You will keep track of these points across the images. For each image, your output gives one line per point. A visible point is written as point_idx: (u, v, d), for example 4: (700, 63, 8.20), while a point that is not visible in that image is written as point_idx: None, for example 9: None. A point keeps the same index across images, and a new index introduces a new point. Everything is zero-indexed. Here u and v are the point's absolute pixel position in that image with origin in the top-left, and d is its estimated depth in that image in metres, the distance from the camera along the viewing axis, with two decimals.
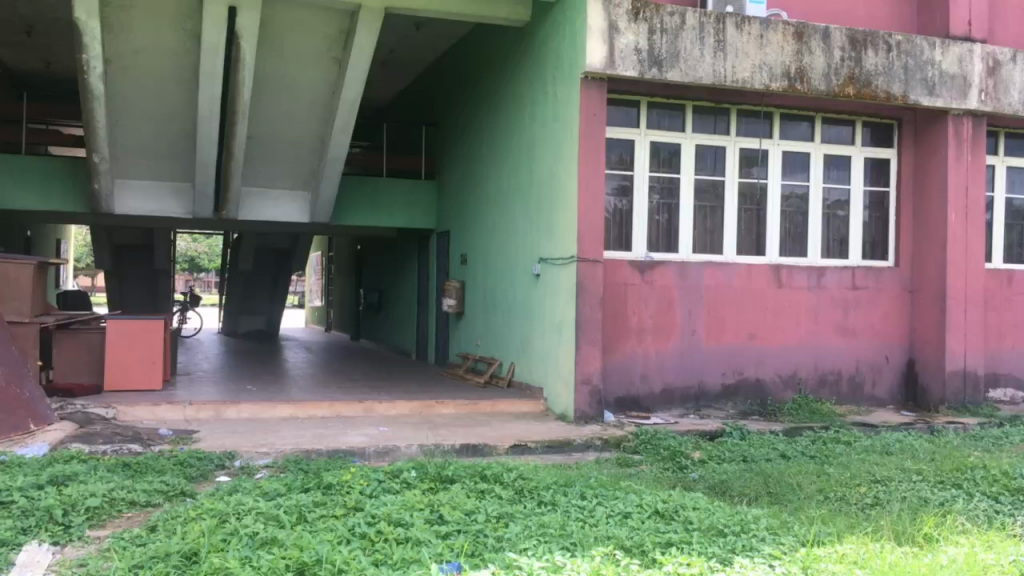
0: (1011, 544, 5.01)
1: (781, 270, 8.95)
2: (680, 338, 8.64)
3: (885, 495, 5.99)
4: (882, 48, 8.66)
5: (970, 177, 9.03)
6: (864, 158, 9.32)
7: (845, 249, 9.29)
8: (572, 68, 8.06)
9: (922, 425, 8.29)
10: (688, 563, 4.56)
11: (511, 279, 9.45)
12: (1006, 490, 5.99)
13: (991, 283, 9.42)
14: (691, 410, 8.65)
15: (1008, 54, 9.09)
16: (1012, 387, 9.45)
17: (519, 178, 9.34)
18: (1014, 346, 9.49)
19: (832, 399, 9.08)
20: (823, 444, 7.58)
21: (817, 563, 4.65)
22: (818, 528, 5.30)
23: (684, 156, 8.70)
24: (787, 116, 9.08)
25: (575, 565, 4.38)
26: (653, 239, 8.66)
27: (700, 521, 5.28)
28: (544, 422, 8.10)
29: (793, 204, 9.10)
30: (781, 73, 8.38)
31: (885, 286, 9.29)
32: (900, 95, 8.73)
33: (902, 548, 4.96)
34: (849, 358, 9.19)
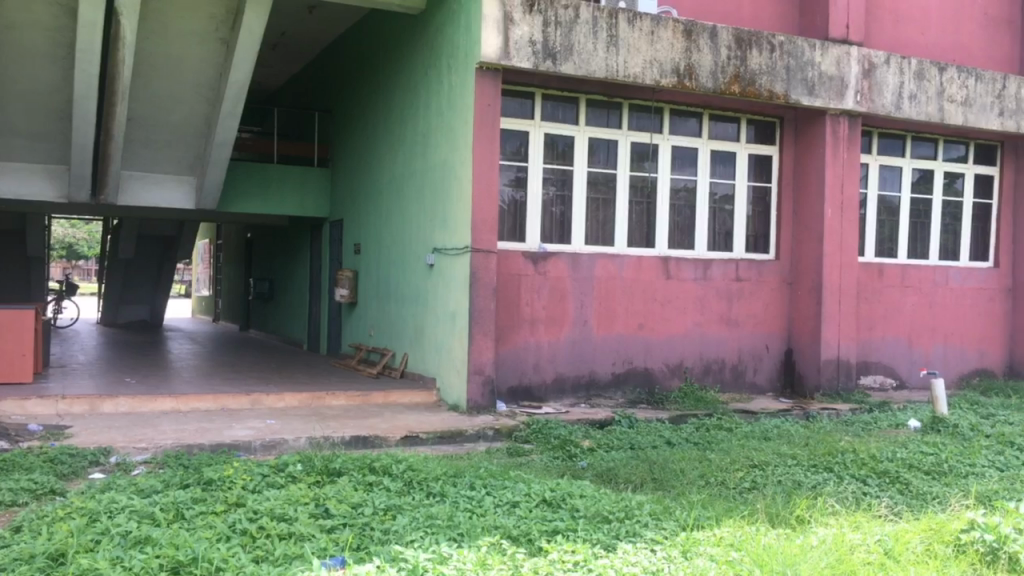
0: (876, 524, 5.32)
1: (669, 261, 9.18)
2: (572, 328, 8.76)
3: (762, 480, 6.24)
4: (765, 48, 8.96)
5: (845, 173, 9.47)
6: (749, 154, 9.62)
7: (729, 242, 9.59)
8: (467, 58, 8.03)
9: (799, 411, 8.66)
10: (573, 550, 4.65)
11: (405, 268, 9.37)
12: (873, 472, 6.32)
13: (864, 276, 9.91)
14: (582, 398, 8.79)
15: (882, 57, 9.54)
16: (881, 374, 10.01)
17: (413, 168, 9.26)
18: (883, 336, 10.03)
19: (715, 386, 9.39)
20: (707, 431, 7.83)
21: (696, 547, 4.83)
22: (699, 512, 5.49)
23: (577, 148, 8.80)
24: (677, 111, 9.29)
25: (461, 556, 4.41)
26: (546, 231, 8.73)
27: (587, 509, 5.38)
28: (436, 412, 8.08)
29: (681, 198, 9.33)
30: (671, 69, 8.57)
31: (766, 277, 9.64)
32: (782, 94, 9.05)
33: (775, 530, 5.18)
34: (732, 348, 9.51)
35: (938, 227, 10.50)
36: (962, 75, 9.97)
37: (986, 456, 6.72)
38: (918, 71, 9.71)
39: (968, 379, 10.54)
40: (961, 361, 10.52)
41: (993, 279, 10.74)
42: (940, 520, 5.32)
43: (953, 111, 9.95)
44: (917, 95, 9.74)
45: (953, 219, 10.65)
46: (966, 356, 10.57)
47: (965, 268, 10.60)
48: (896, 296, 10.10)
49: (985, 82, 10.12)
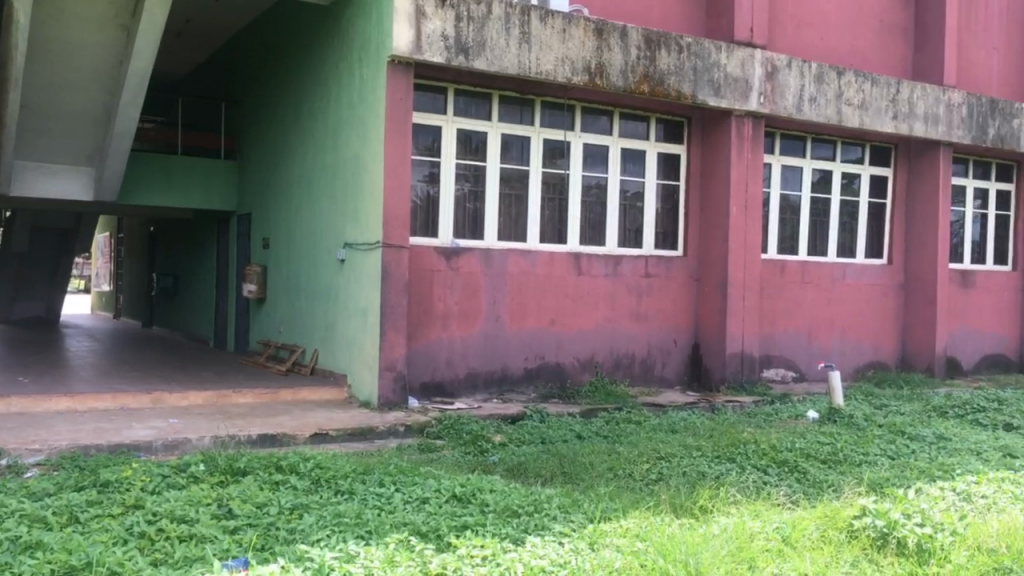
0: (775, 512, 5.51)
1: (580, 258, 9.29)
2: (485, 323, 8.78)
3: (668, 471, 6.38)
4: (673, 49, 9.14)
5: (749, 172, 9.76)
6: (658, 153, 9.80)
7: (639, 238, 9.75)
8: (379, 51, 7.96)
9: (705, 403, 8.89)
10: (481, 545, 4.67)
11: (315, 263, 9.22)
12: (774, 462, 6.54)
13: (767, 273, 10.24)
14: (494, 394, 8.81)
15: (784, 61, 9.85)
16: (783, 367, 10.37)
17: (323, 161, 9.12)
18: (785, 330, 10.39)
19: (625, 380, 9.55)
20: (616, 424, 7.96)
21: (603, 538, 4.92)
22: (606, 504, 5.58)
23: (490, 144, 8.82)
24: (588, 109, 9.39)
25: (369, 554, 4.38)
26: (459, 226, 8.72)
27: (496, 504, 5.41)
28: (347, 409, 7.98)
29: (593, 195, 9.45)
30: (582, 67, 8.67)
31: (674, 274, 9.86)
32: (689, 94, 9.25)
33: (679, 520, 5.31)
34: (641, 342, 9.69)
35: (836, 226, 10.91)
36: (858, 79, 10.37)
37: (878, 445, 7.03)
38: (818, 75, 10.06)
39: (863, 373, 11.01)
40: (857, 355, 10.98)
41: (886, 276, 11.25)
42: (834, 507, 5.54)
43: (850, 114, 10.34)
44: (817, 98, 10.09)
45: (851, 218, 11.08)
46: (861, 349, 11.03)
47: (861, 265, 11.06)
48: (797, 292, 10.47)
49: (880, 87, 10.55)
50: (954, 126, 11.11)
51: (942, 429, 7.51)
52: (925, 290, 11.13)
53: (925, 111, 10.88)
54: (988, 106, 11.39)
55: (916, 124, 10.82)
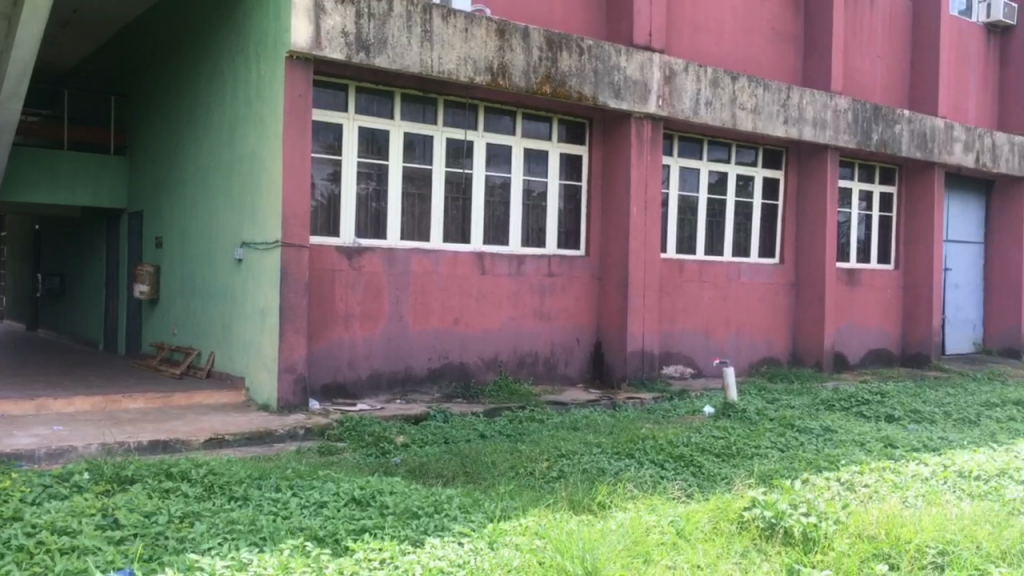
0: (670, 506, 5.65)
1: (484, 257, 9.31)
2: (387, 323, 8.70)
3: (568, 468, 6.46)
4: (575, 51, 9.25)
5: (648, 173, 9.96)
6: (560, 153, 9.90)
7: (542, 238, 9.83)
8: (276, 45, 7.79)
9: (607, 401, 9.03)
10: (379, 549, 4.63)
11: (210, 263, 8.97)
12: (671, 457, 6.70)
13: (666, 272, 10.48)
14: (398, 394, 8.74)
15: (682, 65, 10.08)
16: (681, 364, 10.64)
17: (219, 159, 8.87)
18: (684, 328, 10.66)
19: (529, 379, 9.62)
20: (519, 423, 8.00)
21: (502, 537, 4.95)
22: (505, 503, 5.61)
23: (392, 142, 8.75)
24: (491, 109, 9.42)
25: (262, 561, 4.28)
26: (361, 225, 8.61)
27: (395, 505, 5.36)
28: (245, 413, 7.79)
29: (496, 194, 9.48)
30: (484, 67, 8.68)
31: (576, 273, 9.98)
32: (590, 96, 9.38)
33: (577, 517, 5.38)
34: (544, 341, 9.78)
35: (731, 226, 11.25)
36: (751, 84, 10.71)
37: (769, 438, 7.28)
38: (713, 79, 10.35)
39: (757, 368, 11.40)
40: (751, 351, 11.36)
41: (778, 275, 11.67)
42: (726, 499, 5.71)
43: (744, 118, 10.67)
44: (713, 102, 10.38)
45: (745, 218, 11.44)
46: (756, 345, 11.42)
47: (754, 264, 11.44)
48: (695, 290, 10.75)
49: (771, 92, 10.91)
50: (841, 131, 11.59)
51: (829, 421, 7.84)
52: (813, 287, 11.60)
53: (815, 116, 11.31)
54: (872, 112, 11.91)
55: (806, 128, 11.25)
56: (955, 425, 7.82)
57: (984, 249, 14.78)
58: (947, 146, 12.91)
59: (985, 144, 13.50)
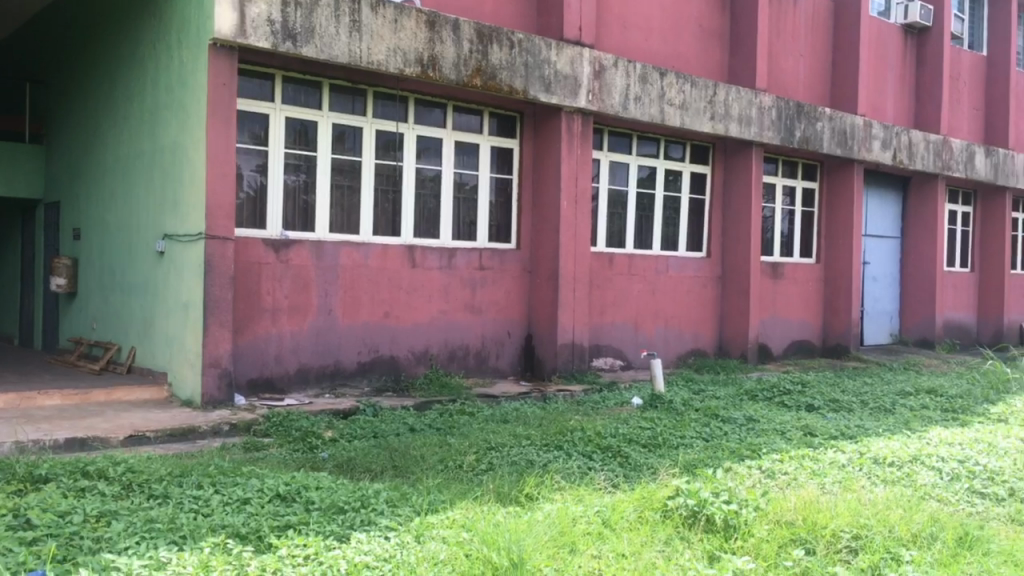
0: (596, 496, 5.72)
1: (414, 250, 9.25)
2: (315, 317, 8.58)
3: (497, 461, 6.47)
4: (505, 44, 9.24)
5: (578, 168, 10.03)
6: (491, 147, 9.90)
7: (473, 231, 9.81)
8: (200, 33, 7.60)
9: (537, 393, 9.08)
10: (304, 545, 4.57)
11: (131, 256, 8.72)
12: (598, 448, 6.78)
13: (595, 265, 10.58)
14: (326, 389, 8.65)
15: (611, 60, 10.17)
16: (611, 356, 10.76)
17: (140, 149, 8.63)
18: (613, 320, 10.78)
19: (459, 372, 9.61)
20: (449, 416, 7.99)
21: (429, 530, 4.94)
22: (433, 496, 5.59)
23: (319, 134, 8.62)
24: (421, 102, 9.36)
25: (182, 560, 4.20)
26: (288, 217, 8.47)
27: (321, 501, 5.30)
28: (167, 409, 7.60)
29: (427, 187, 9.43)
30: (414, 59, 8.62)
31: (507, 266, 10.00)
32: (521, 90, 9.39)
33: (505, 509, 5.40)
34: (475, 334, 9.78)
35: (660, 220, 11.42)
36: (679, 81, 10.87)
37: (694, 428, 7.42)
38: (642, 75, 10.47)
39: (685, 360, 11.60)
40: (678, 343, 11.55)
41: (705, 268, 11.89)
42: (651, 489, 5.79)
43: (672, 114, 10.83)
44: (642, 97, 10.50)
45: (673, 212, 11.61)
46: (684, 338, 11.62)
47: (682, 257, 11.63)
48: (624, 283, 10.88)
49: (699, 89, 11.09)
50: (766, 127, 11.85)
51: (751, 411, 8.02)
52: (739, 280, 11.86)
53: (740, 113, 11.54)
54: (795, 109, 12.20)
55: (732, 124, 11.46)
56: (871, 413, 8.09)
57: (901, 244, 15.30)
58: (867, 144, 13.31)
59: (902, 142, 13.95)
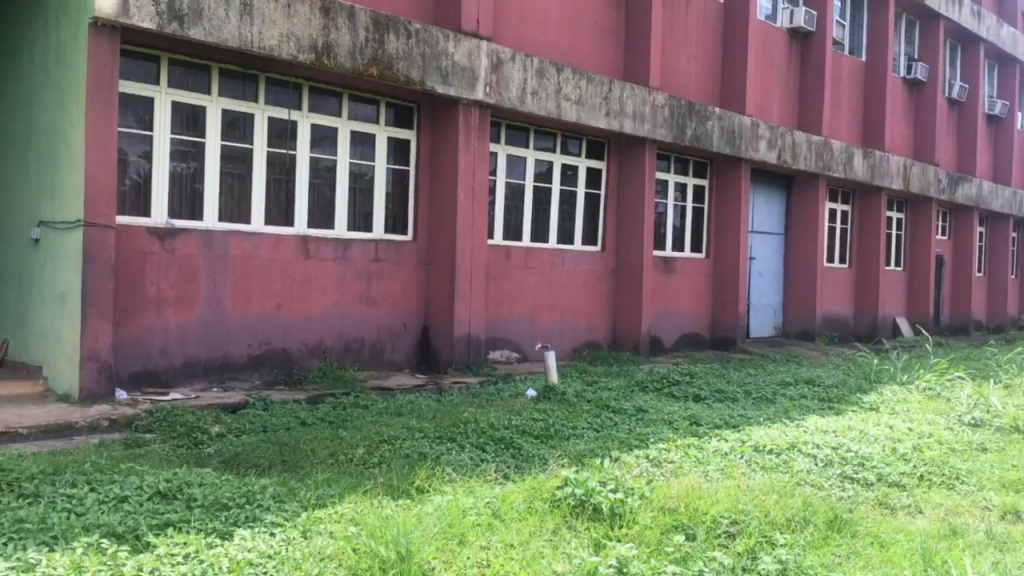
0: (487, 488, 5.76)
1: (308, 241, 9.08)
2: (203, 309, 8.33)
3: (389, 454, 6.43)
4: (402, 34, 9.15)
5: (475, 160, 10.04)
6: (388, 137, 9.80)
7: (369, 222, 9.70)
8: (79, 11, 7.26)
9: (433, 385, 9.07)
10: (183, 543, 4.43)
11: (4, 243, 8.26)
12: (491, 440, 6.82)
13: (492, 258, 10.63)
14: (215, 383, 8.40)
15: (509, 53, 10.21)
16: (507, 348, 10.84)
17: (14, 130, 8.17)
18: (509, 313, 10.87)
19: (354, 365, 9.51)
20: (342, 409, 7.89)
21: (316, 525, 4.87)
22: (322, 491, 5.51)
23: (208, 119, 8.36)
24: (316, 89, 9.19)
25: (51, 561, 4.01)
26: (175, 205, 8.18)
27: (204, 497, 5.14)
28: (42, 404, 7.24)
29: (321, 176, 9.27)
30: (308, 45, 8.44)
31: (403, 258, 9.93)
32: (418, 80, 9.33)
33: (395, 502, 5.37)
34: (370, 327, 9.67)
35: (556, 213, 11.55)
36: (575, 76, 11.00)
37: (585, 419, 7.55)
38: (539, 70, 10.55)
39: (579, 352, 11.78)
40: (573, 336, 11.73)
41: (600, 262, 12.11)
42: (540, 479, 5.87)
43: (569, 109, 10.96)
44: (538, 92, 10.58)
45: (570, 207, 11.77)
46: (579, 330, 11.81)
47: (578, 251, 11.80)
48: (520, 276, 10.98)
49: (595, 85, 11.26)
50: (659, 125, 12.13)
51: (641, 402, 8.22)
52: (631, 274, 12.12)
53: (634, 110, 11.77)
54: (687, 108, 12.53)
55: (626, 121, 11.69)
56: (754, 403, 8.42)
57: (785, 240, 15.93)
58: (754, 143, 13.79)
59: (787, 142, 14.52)
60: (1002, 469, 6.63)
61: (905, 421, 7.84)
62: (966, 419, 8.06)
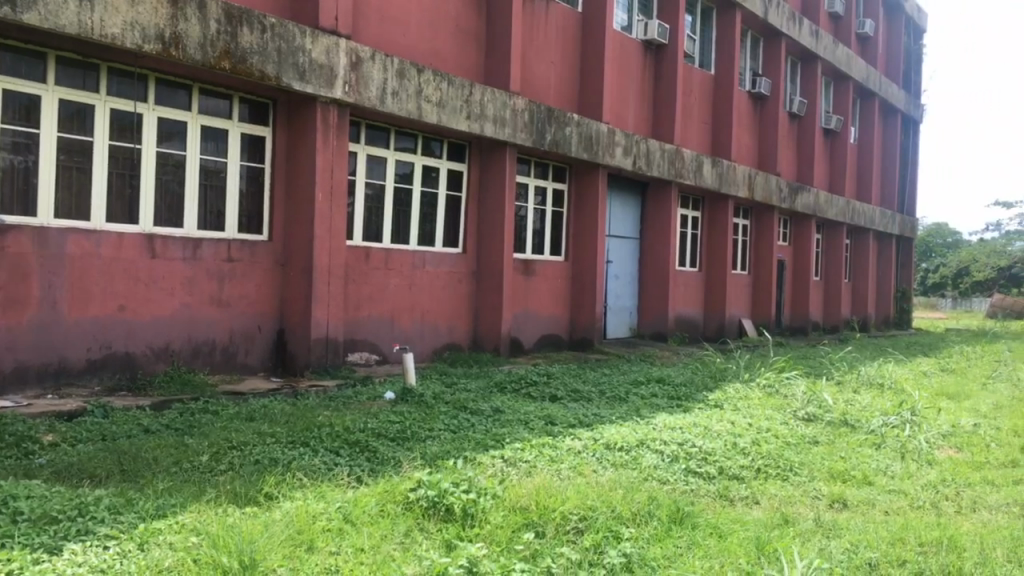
0: (339, 492, 5.67)
1: (154, 239, 8.68)
2: (37, 311, 7.81)
3: (238, 460, 6.22)
4: (256, 28, 8.87)
5: (334, 160, 9.87)
6: (241, 133, 9.52)
7: (221, 221, 9.37)
8: None
9: (288, 389, 8.85)
10: (6, 559, 4.13)
11: None
12: (346, 443, 6.71)
13: (350, 259, 10.48)
14: (49, 389, 7.88)
15: (368, 52, 10.08)
16: (366, 351, 10.71)
17: None
18: (368, 315, 10.74)
19: (204, 369, 9.16)
20: (190, 415, 7.58)
21: (155, 537, 4.65)
22: (162, 501, 5.25)
23: (44, 109, 7.88)
24: (163, 81, 8.82)
25: None
26: (4, 200, 7.65)
27: (31, 511, 4.80)
28: None
29: (169, 172, 8.90)
30: (154, 35, 8.07)
31: (257, 259, 9.64)
32: (273, 76, 9.07)
33: (240, 510, 5.20)
34: (222, 329, 9.34)
35: (417, 215, 11.52)
36: (437, 79, 11.00)
37: (442, 420, 7.55)
38: (399, 70, 10.48)
39: (439, 353, 11.78)
40: (434, 338, 11.71)
41: (460, 264, 12.15)
42: (393, 482, 5.82)
43: (429, 110, 10.94)
44: (399, 92, 10.51)
45: (431, 208, 11.76)
46: (439, 331, 11.80)
47: (439, 253, 11.80)
48: (379, 278, 10.87)
49: (456, 87, 11.29)
50: (519, 129, 12.29)
51: (499, 402, 8.31)
52: (492, 276, 12.22)
53: (495, 113, 11.87)
54: (546, 113, 12.75)
55: (487, 125, 11.78)
56: (607, 402, 8.66)
57: (640, 244, 16.47)
58: (611, 149, 14.20)
59: (642, 149, 15.02)
60: (831, 460, 7.09)
61: (746, 417, 8.27)
62: (800, 414, 8.58)
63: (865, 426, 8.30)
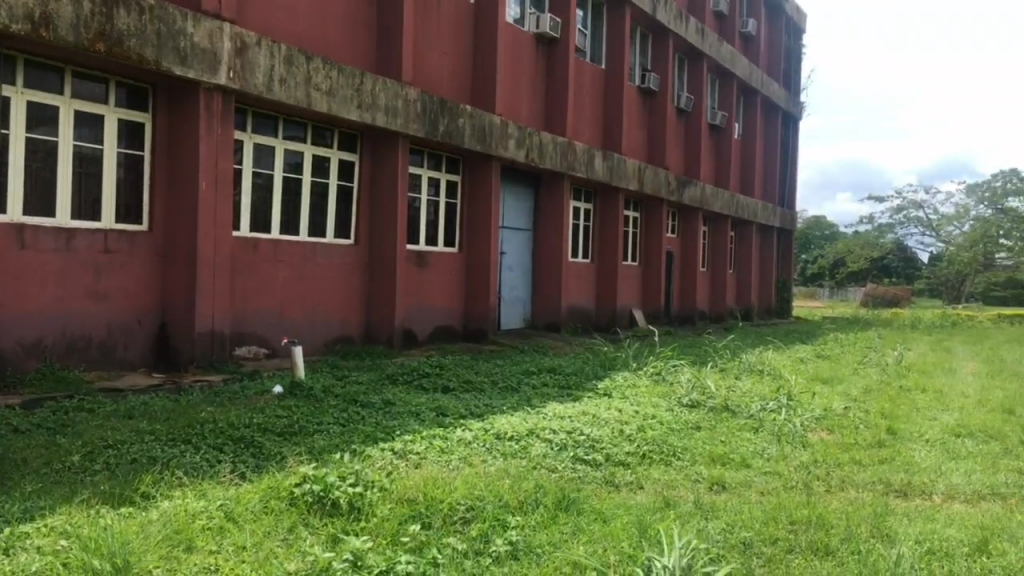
0: (221, 489, 5.53)
1: (24, 230, 8.24)
2: None
3: (114, 460, 5.98)
4: (134, 9, 8.51)
5: (218, 148, 9.58)
6: (118, 119, 9.12)
7: (97, 210, 8.97)
8: None
9: (171, 384, 8.57)
10: None
11: None
12: (229, 440, 6.53)
13: (237, 250, 10.21)
14: None
15: (254, 38, 9.82)
16: (255, 344, 10.47)
17: None
18: (256, 307, 10.49)
19: (81, 365, 8.75)
20: (63, 414, 7.23)
21: (21, 541, 4.44)
22: (30, 504, 5.01)
23: None
24: (32, 63, 8.37)
25: None
26: None
27: None
28: None
29: (39, 159, 8.46)
30: (23, 14, 7.63)
31: (137, 250, 9.27)
32: (152, 60, 8.73)
33: (114, 510, 5.00)
34: (99, 324, 8.94)
35: (308, 205, 11.31)
36: (326, 66, 10.80)
37: (332, 414, 7.46)
38: (286, 57, 10.24)
39: (330, 345, 11.61)
40: (324, 330, 11.54)
41: (353, 255, 11.99)
42: (276, 477, 5.71)
43: (319, 98, 10.74)
44: (286, 80, 10.28)
45: (321, 199, 11.56)
46: (330, 323, 11.63)
47: (330, 244, 11.62)
48: (267, 269, 10.63)
49: (346, 76, 11.12)
50: (411, 119, 12.20)
51: (390, 395, 8.25)
52: (384, 267, 12.12)
53: (386, 103, 11.76)
54: (439, 104, 12.70)
55: (378, 115, 11.65)
56: (499, 392, 8.73)
57: (534, 235, 16.62)
58: (504, 141, 14.27)
59: (535, 141, 15.15)
60: (712, 445, 7.34)
61: (633, 404, 8.48)
62: (685, 401, 8.85)
63: (745, 411, 8.64)
